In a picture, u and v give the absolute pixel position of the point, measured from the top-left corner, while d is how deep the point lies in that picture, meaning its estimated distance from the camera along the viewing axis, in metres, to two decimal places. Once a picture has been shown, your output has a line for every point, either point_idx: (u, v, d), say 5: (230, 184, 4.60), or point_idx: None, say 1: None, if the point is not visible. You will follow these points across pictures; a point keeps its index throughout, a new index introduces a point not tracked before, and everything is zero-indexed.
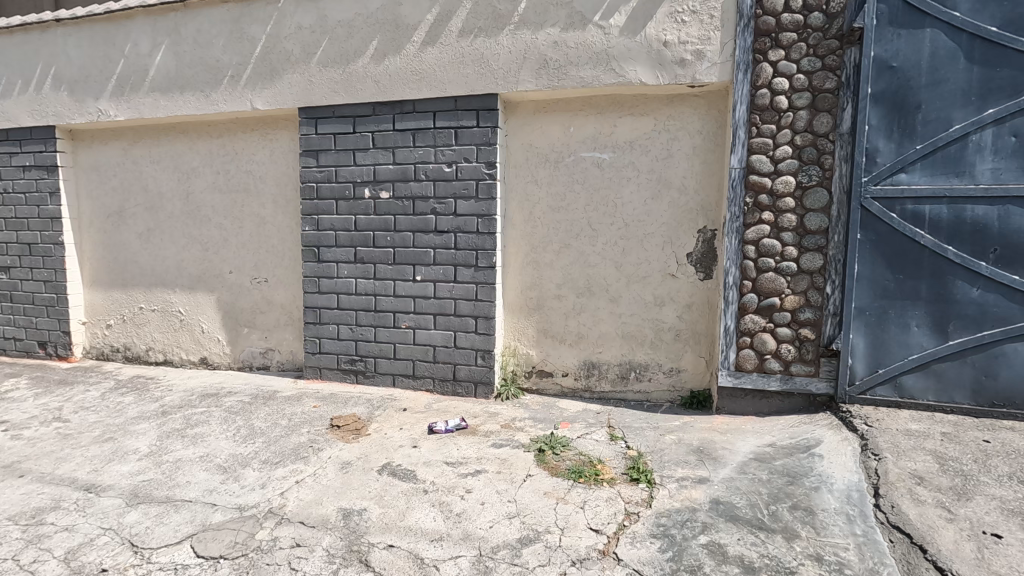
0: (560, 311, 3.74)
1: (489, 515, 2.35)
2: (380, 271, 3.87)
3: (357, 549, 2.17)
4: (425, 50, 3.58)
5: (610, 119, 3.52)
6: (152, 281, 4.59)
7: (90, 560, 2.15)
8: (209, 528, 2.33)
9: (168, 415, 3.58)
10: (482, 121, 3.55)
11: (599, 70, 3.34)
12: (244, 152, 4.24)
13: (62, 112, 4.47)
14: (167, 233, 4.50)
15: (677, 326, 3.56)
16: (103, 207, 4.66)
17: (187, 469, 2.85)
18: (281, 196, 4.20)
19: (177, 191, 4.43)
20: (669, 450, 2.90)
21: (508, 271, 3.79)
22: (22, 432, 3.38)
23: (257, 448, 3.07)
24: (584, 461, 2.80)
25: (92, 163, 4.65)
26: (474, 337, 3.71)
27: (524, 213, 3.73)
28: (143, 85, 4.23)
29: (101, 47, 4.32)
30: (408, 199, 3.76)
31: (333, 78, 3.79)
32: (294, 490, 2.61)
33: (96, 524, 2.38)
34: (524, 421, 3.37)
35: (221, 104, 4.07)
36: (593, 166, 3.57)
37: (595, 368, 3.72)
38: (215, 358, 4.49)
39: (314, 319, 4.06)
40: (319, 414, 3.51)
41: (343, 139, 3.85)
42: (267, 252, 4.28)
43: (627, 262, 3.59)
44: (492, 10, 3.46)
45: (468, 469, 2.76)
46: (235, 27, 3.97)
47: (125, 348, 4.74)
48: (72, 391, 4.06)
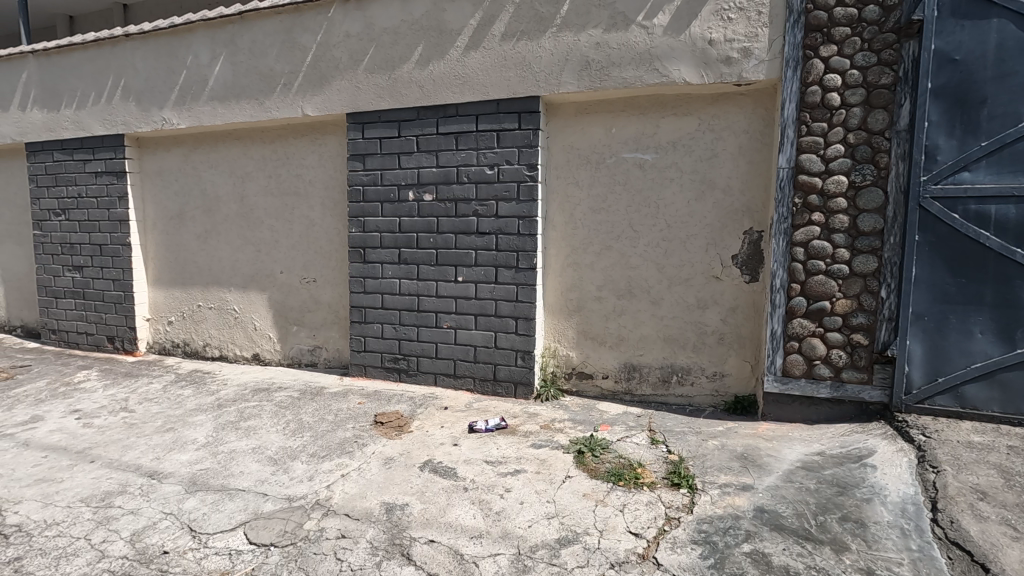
0: (600, 313, 3.73)
1: (528, 515, 2.37)
2: (423, 272, 3.95)
3: (399, 543, 2.22)
4: (468, 55, 3.64)
5: (652, 119, 3.48)
6: (209, 280, 4.83)
7: (153, 542, 2.29)
8: (261, 517, 2.44)
9: (223, 408, 3.76)
10: (524, 123, 3.58)
11: (641, 70, 3.31)
12: (294, 156, 4.41)
13: (130, 122, 4.77)
14: (223, 234, 4.72)
15: (721, 329, 3.49)
16: (166, 210, 4.94)
17: (240, 460, 2.99)
18: (329, 199, 4.34)
19: (232, 194, 4.65)
20: (711, 455, 2.85)
21: (548, 273, 3.80)
22: (93, 420, 3.63)
23: (306, 441, 3.19)
24: (624, 464, 2.78)
25: (156, 169, 4.94)
26: (514, 338, 3.74)
27: (565, 214, 3.73)
28: (202, 94, 4.46)
29: (165, 59, 4.58)
30: (450, 202, 3.82)
31: (379, 84, 3.90)
32: (340, 484, 2.70)
33: (158, 509, 2.53)
34: (564, 422, 3.38)
35: (274, 111, 4.24)
36: (635, 167, 3.54)
37: (636, 370, 3.69)
38: (266, 354, 4.69)
39: (359, 318, 4.18)
40: (364, 411, 3.61)
41: (388, 143, 3.95)
42: (315, 252, 4.44)
43: (669, 264, 3.54)
44: (534, 13, 3.48)
45: (507, 468, 2.79)
46: (288, 37, 4.13)
47: (184, 343, 5.00)
48: (136, 383, 4.32)
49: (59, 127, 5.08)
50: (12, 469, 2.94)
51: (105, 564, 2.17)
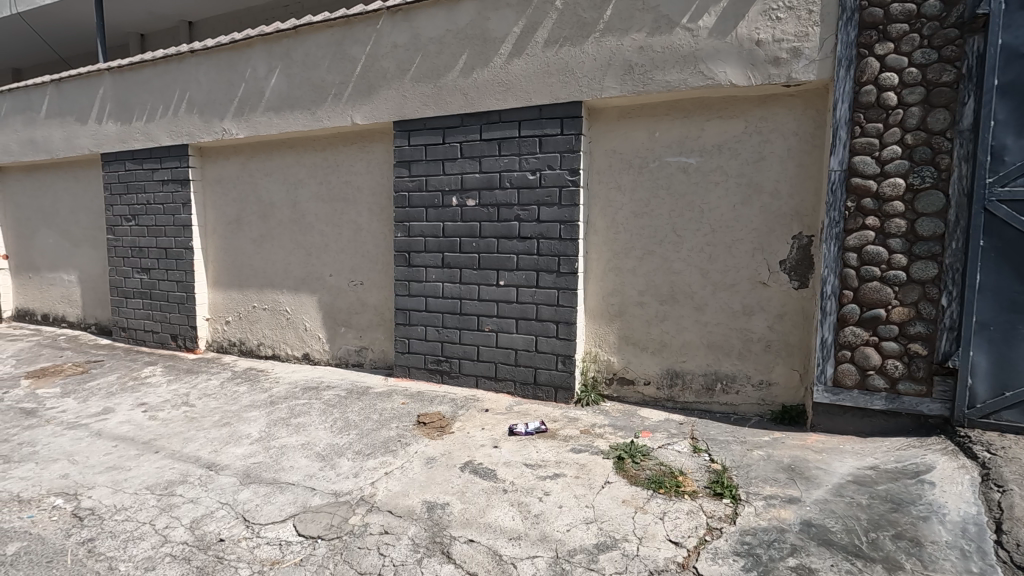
0: (642, 319, 3.70)
1: (567, 519, 2.38)
2: (466, 275, 4.02)
3: (440, 541, 2.28)
4: (512, 62, 3.68)
5: (697, 122, 3.43)
6: (264, 282, 5.06)
7: (210, 530, 2.43)
8: (309, 510, 2.54)
9: (275, 405, 3.94)
10: (566, 128, 3.60)
11: (685, 73, 3.27)
12: (344, 163, 4.57)
13: (194, 132, 5.06)
14: (276, 239, 4.94)
15: (768, 336, 3.40)
16: (225, 216, 5.21)
17: (291, 455, 3.12)
18: (376, 204, 4.48)
19: (286, 200, 4.86)
20: (756, 466, 2.78)
21: (590, 277, 3.80)
22: (158, 413, 3.87)
23: (352, 439, 3.30)
24: (665, 472, 2.75)
25: (217, 177, 5.22)
26: (554, 342, 3.75)
27: (607, 219, 3.72)
28: (259, 105, 4.69)
29: (226, 73, 4.84)
30: (493, 207, 3.88)
31: (425, 92, 4.00)
32: (384, 481, 2.79)
33: (216, 498, 2.68)
34: (604, 427, 3.37)
35: (325, 121, 4.40)
36: (678, 171, 3.50)
37: (678, 377, 3.64)
38: (316, 354, 4.87)
39: (404, 320, 4.29)
40: (407, 411, 3.70)
41: (433, 150, 4.05)
42: (362, 256, 4.58)
43: (714, 270, 3.47)
44: (577, 19, 3.49)
45: (546, 472, 2.80)
46: (339, 49, 4.29)
47: (240, 342, 5.25)
48: (197, 379, 4.58)
49: (131, 138, 5.44)
50: (87, 457, 3.18)
51: (168, 548, 2.31)
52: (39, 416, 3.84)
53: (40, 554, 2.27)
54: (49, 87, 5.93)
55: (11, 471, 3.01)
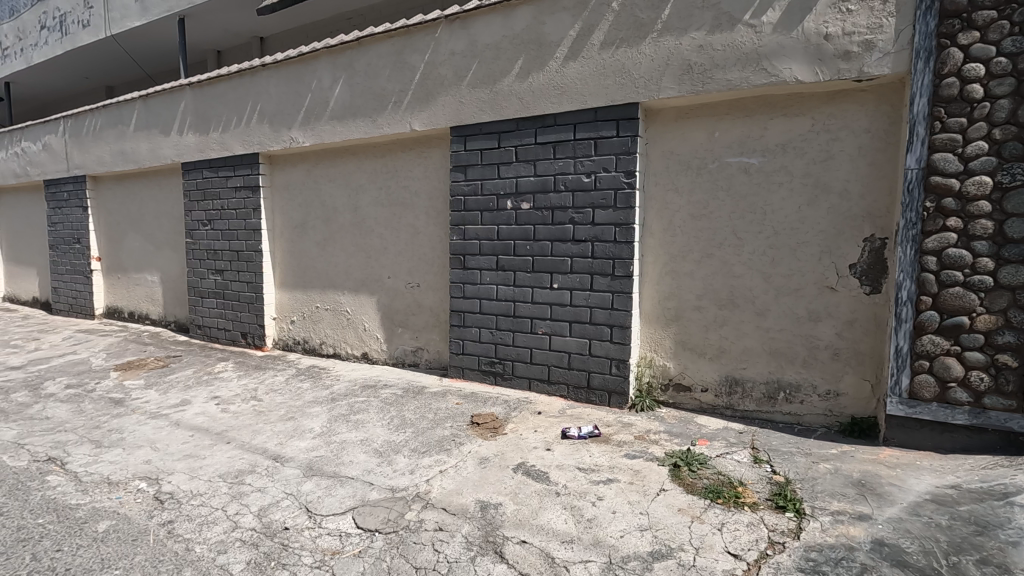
0: (700, 323, 3.61)
1: (620, 525, 2.35)
2: (520, 278, 4.05)
3: (492, 540, 2.30)
4: (567, 65, 3.69)
5: (760, 121, 3.32)
6: (326, 283, 5.28)
7: (276, 518, 2.55)
8: (367, 504, 2.63)
9: (336, 401, 4.10)
10: (622, 130, 3.56)
11: (748, 70, 3.17)
12: (403, 169, 4.71)
13: (264, 141, 5.34)
14: (339, 242, 5.15)
15: (837, 344, 3.23)
16: (292, 220, 5.48)
17: (350, 450, 3.24)
18: (433, 208, 4.59)
19: (347, 205, 5.06)
20: (823, 479, 2.65)
21: (645, 281, 3.74)
22: (229, 406, 4.11)
23: (408, 437, 3.39)
24: (724, 482, 2.66)
25: (284, 184, 5.49)
26: (608, 346, 3.72)
27: (663, 221, 3.66)
28: (324, 114, 4.90)
29: (294, 84, 5.09)
30: (547, 210, 3.89)
31: (481, 98, 4.07)
32: (438, 478, 2.85)
33: (282, 488, 2.82)
34: (659, 434, 3.30)
35: (385, 128, 4.55)
36: (740, 172, 3.39)
37: (737, 385, 3.53)
38: (374, 354, 5.03)
39: (459, 322, 4.37)
40: (461, 411, 3.77)
41: (488, 154, 4.11)
42: (419, 259, 4.70)
43: (776, 274, 3.34)
44: (633, 19, 3.46)
45: (599, 476, 2.77)
46: (399, 57, 4.43)
47: (304, 341, 5.49)
48: (264, 375, 4.83)
49: (208, 149, 5.82)
50: (167, 445, 3.41)
51: (238, 533, 2.44)
52: (125, 406, 4.16)
53: (126, 533, 2.45)
54: (138, 103, 6.44)
55: (102, 455, 3.27)
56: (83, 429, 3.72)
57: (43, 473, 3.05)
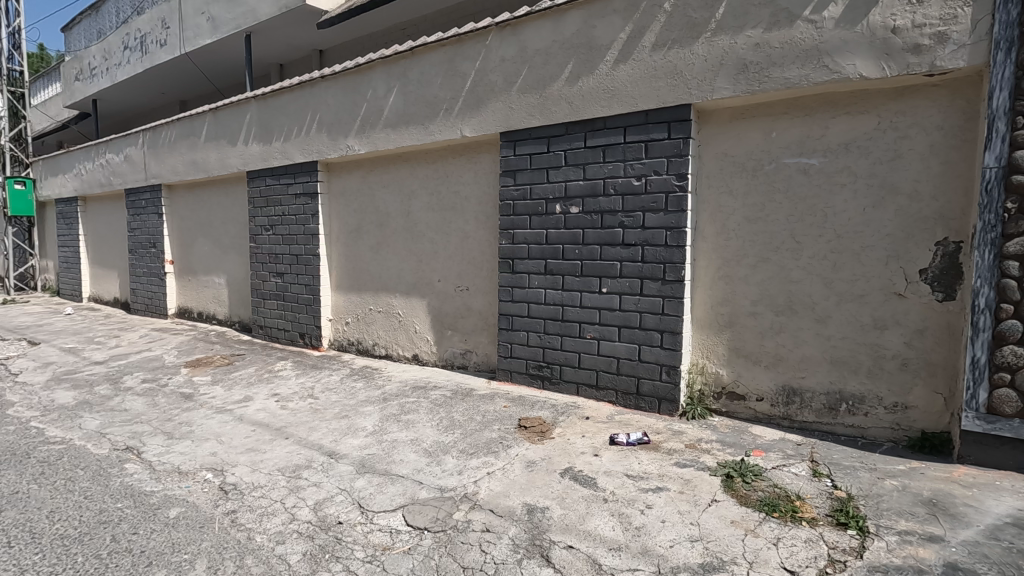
0: (755, 330, 3.50)
1: (669, 534, 2.31)
2: (568, 282, 4.04)
3: (539, 544, 2.30)
4: (618, 68, 3.66)
5: (821, 120, 3.19)
6: (379, 286, 5.44)
7: (331, 512, 2.65)
8: (417, 503, 2.69)
9: (388, 401, 4.21)
10: (673, 132, 3.50)
11: (808, 68, 3.05)
12: (453, 174, 4.79)
13: (323, 150, 5.57)
14: (391, 246, 5.30)
15: (905, 354, 3.05)
16: (348, 225, 5.68)
17: (401, 449, 3.32)
18: (482, 212, 4.65)
19: (400, 210, 5.20)
20: (889, 497, 2.50)
21: (697, 286, 3.67)
22: (288, 403, 4.29)
23: (456, 438, 3.44)
24: (780, 495, 2.56)
25: (341, 190, 5.70)
26: (659, 352, 3.65)
27: (717, 225, 3.57)
28: (378, 122, 5.06)
29: (350, 94, 5.29)
30: (596, 214, 3.87)
31: (531, 103, 4.09)
32: (486, 480, 2.88)
33: (336, 484, 2.93)
34: (711, 443, 3.21)
35: (437, 134, 4.65)
36: (799, 173, 3.26)
37: (795, 395, 3.39)
38: (424, 355, 5.13)
39: (507, 325, 4.41)
40: (509, 414, 3.79)
41: (538, 158, 4.12)
42: (469, 262, 4.77)
43: (838, 279, 3.19)
44: (686, 20, 3.40)
45: (648, 484, 2.73)
46: (451, 65, 4.53)
47: (358, 342, 5.67)
48: (321, 374, 5.02)
49: (271, 157, 6.11)
50: (231, 439, 3.60)
51: (296, 525, 2.55)
52: (194, 400, 4.42)
53: (194, 520, 2.61)
54: (209, 115, 6.85)
55: (174, 446, 3.49)
56: (157, 421, 3.98)
57: (122, 461, 3.28)
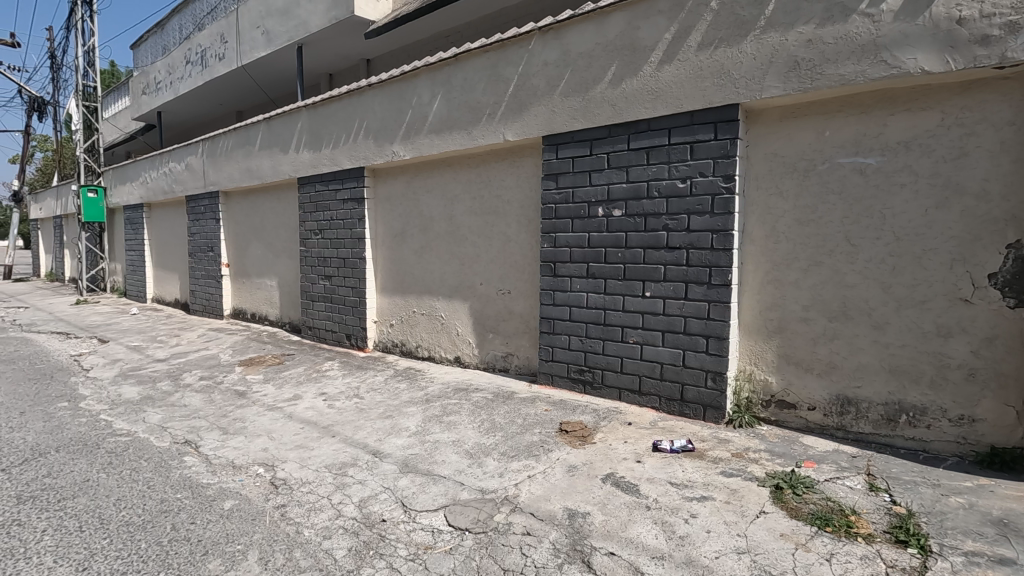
0: (806, 336, 3.37)
1: (715, 545, 2.25)
2: (611, 286, 4.00)
3: (580, 549, 2.29)
4: (662, 69, 3.61)
5: (878, 118, 3.05)
6: (423, 289, 5.54)
7: (375, 510, 2.71)
8: (458, 503, 2.72)
9: (430, 402, 4.28)
10: (720, 133, 3.42)
11: (864, 63, 2.92)
12: (496, 179, 4.83)
13: (369, 156, 5.72)
14: (435, 250, 5.39)
15: (972, 363, 2.86)
16: (392, 229, 5.82)
17: (443, 450, 3.37)
18: (524, 216, 4.66)
19: (443, 214, 5.28)
20: (954, 515, 2.36)
21: (745, 290, 3.57)
22: (335, 402, 4.42)
23: (498, 440, 3.46)
24: (833, 509, 2.45)
25: (386, 195, 5.84)
26: (704, 358, 3.56)
27: (766, 227, 3.47)
28: (423, 128, 5.15)
29: (396, 101, 5.41)
30: (640, 216, 3.82)
31: (573, 106, 4.09)
32: (527, 483, 2.88)
33: (380, 482, 2.99)
34: (759, 452, 3.11)
35: (479, 138, 4.70)
36: (854, 174, 3.13)
37: (850, 404, 3.24)
38: (466, 358, 5.18)
39: (549, 329, 4.40)
40: (550, 417, 3.78)
41: (580, 161, 4.11)
42: (511, 265, 4.79)
43: (897, 284, 3.04)
44: (734, 18, 3.32)
45: (692, 493, 2.67)
46: (494, 71, 4.57)
47: (401, 343, 5.79)
48: (366, 375, 5.14)
49: (320, 164, 6.32)
50: (282, 435, 3.73)
51: (341, 521, 2.62)
52: (248, 398, 4.61)
53: (247, 512, 2.72)
54: (263, 124, 7.15)
55: (228, 441, 3.66)
56: (213, 417, 4.17)
57: (181, 454, 3.46)
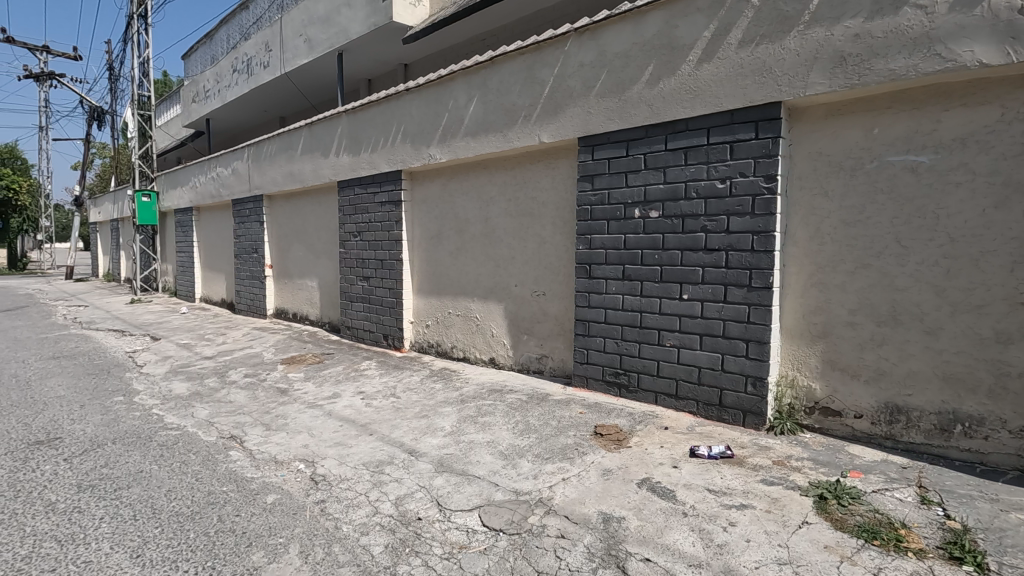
0: (853, 341, 3.25)
1: (755, 555, 2.19)
2: (647, 288, 3.95)
3: (615, 554, 2.27)
4: (701, 68, 3.55)
5: (932, 114, 2.92)
6: (458, 291, 5.59)
7: (411, 508, 2.75)
8: (492, 504, 2.73)
9: (465, 402, 4.32)
10: (761, 132, 3.34)
11: (916, 57, 2.79)
12: (531, 181, 4.84)
13: (406, 159, 5.82)
14: (470, 252, 5.43)
15: None
16: (428, 231, 5.90)
17: (478, 450, 3.39)
18: (560, 217, 4.65)
19: (478, 216, 5.32)
20: (1015, 533, 2.23)
21: (787, 293, 3.47)
22: (372, 401, 4.51)
23: (532, 442, 3.46)
24: (881, 522, 2.36)
25: (422, 198, 5.93)
26: (743, 362, 3.48)
27: (810, 228, 3.36)
28: (459, 131, 5.21)
29: (433, 105, 5.49)
30: (677, 218, 3.76)
31: (610, 107, 4.06)
32: (561, 486, 2.87)
33: (416, 481, 3.04)
34: (801, 460, 3.01)
35: (515, 141, 4.72)
36: (905, 173, 3.00)
37: (899, 413, 3.11)
38: (500, 359, 5.21)
39: (584, 331, 4.38)
40: (584, 420, 3.76)
41: (616, 162, 4.07)
42: (546, 267, 4.79)
43: (952, 288, 2.90)
44: (776, 14, 3.23)
45: (731, 500, 2.60)
46: (530, 73, 4.58)
47: (437, 344, 5.86)
48: (402, 374, 5.23)
49: (359, 167, 6.46)
50: (321, 432, 3.83)
51: (378, 518, 2.67)
52: (289, 395, 4.75)
53: (288, 506, 2.81)
54: (305, 129, 7.35)
55: (271, 437, 3.78)
56: (257, 413, 4.31)
57: (227, 448, 3.59)
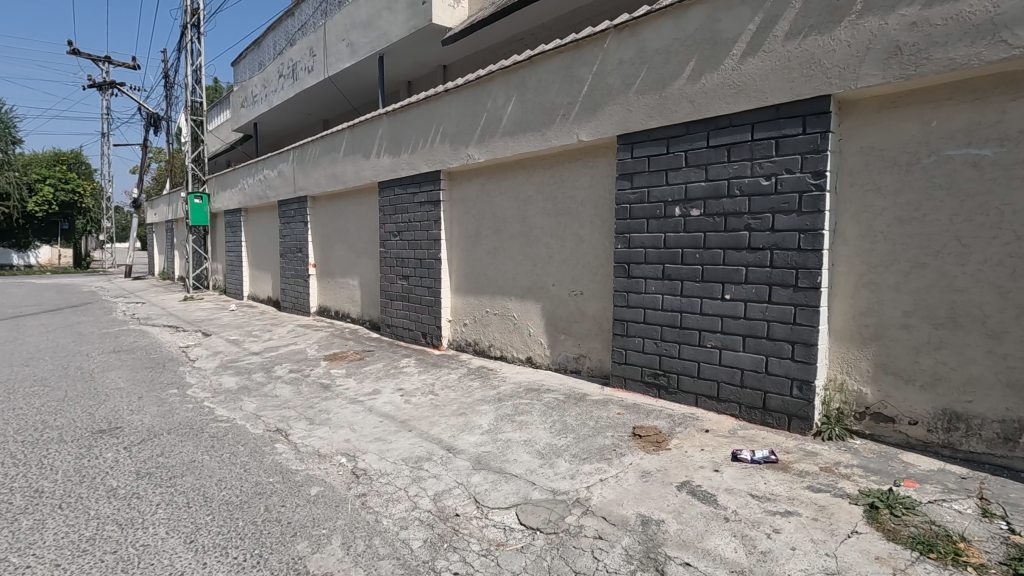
0: (907, 344, 3.10)
1: (800, 563, 2.12)
2: (688, 288, 3.88)
3: (654, 557, 2.23)
4: (745, 62, 3.45)
5: (996, 105, 2.76)
6: (495, 290, 5.62)
7: (449, 504, 2.78)
8: (530, 503, 2.74)
9: (503, 401, 4.33)
10: (809, 127, 3.23)
11: (979, 45, 2.64)
12: (570, 180, 4.82)
13: (445, 159, 5.88)
14: (507, 251, 5.46)
15: None
16: (466, 230, 5.95)
17: (515, 449, 3.40)
18: (598, 216, 4.62)
19: (516, 215, 5.34)
20: None
21: (836, 294, 3.35)
22: (411, 397, 4.59)
23: (569, 442, 3.45)
24: (938, 534, 2.25)
25: (461, 198, 5.98)
26: (789, 364, 3.37)
27: (861, 226, 3.23)
28: (497, 131, 5.23)
29: (472, 106, 5.53)
30: (720, 216, 3.67)
31: (650, 104, 4.00)
32: (599, 487, 2.85)
33: (453, 477, 3.07)
34: (851, 468, 2.90)
35: (553, 140, 4.71)
36: (966, 167, 2.85)
37: (958, 420, 2.95)
38: (538, 358, 5.21)
39: (622, 331, 4.33)
40: (623, 421, 3.72)
41: (657, 160, 4.01)
42: (584, 267, 4.76)
43: (1017, 289, 2.73)
44: (826, 4, 3.12)
45: (775, 507, 2.53)
46: (568, 71, 4.57)
47: (474, 342, 5.91)
48: (441, 372, 5.29)
49: (399, 168, 6.57)
50: (362, 428, 3.92)
51: (417, 513, 2.72)
52: (332, 391, 4.88)
53: (331, 499, 2.89)
54: (347, 131, 7.53)
55: (315, 431, 3.89)
56: (301, 407, 4.45)
57: (273, 441, 3.72)
